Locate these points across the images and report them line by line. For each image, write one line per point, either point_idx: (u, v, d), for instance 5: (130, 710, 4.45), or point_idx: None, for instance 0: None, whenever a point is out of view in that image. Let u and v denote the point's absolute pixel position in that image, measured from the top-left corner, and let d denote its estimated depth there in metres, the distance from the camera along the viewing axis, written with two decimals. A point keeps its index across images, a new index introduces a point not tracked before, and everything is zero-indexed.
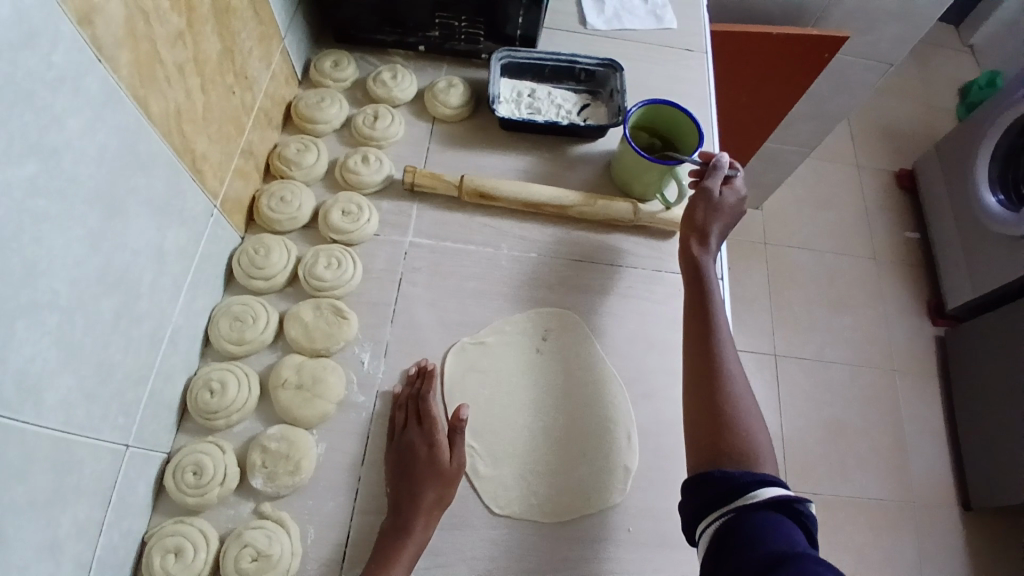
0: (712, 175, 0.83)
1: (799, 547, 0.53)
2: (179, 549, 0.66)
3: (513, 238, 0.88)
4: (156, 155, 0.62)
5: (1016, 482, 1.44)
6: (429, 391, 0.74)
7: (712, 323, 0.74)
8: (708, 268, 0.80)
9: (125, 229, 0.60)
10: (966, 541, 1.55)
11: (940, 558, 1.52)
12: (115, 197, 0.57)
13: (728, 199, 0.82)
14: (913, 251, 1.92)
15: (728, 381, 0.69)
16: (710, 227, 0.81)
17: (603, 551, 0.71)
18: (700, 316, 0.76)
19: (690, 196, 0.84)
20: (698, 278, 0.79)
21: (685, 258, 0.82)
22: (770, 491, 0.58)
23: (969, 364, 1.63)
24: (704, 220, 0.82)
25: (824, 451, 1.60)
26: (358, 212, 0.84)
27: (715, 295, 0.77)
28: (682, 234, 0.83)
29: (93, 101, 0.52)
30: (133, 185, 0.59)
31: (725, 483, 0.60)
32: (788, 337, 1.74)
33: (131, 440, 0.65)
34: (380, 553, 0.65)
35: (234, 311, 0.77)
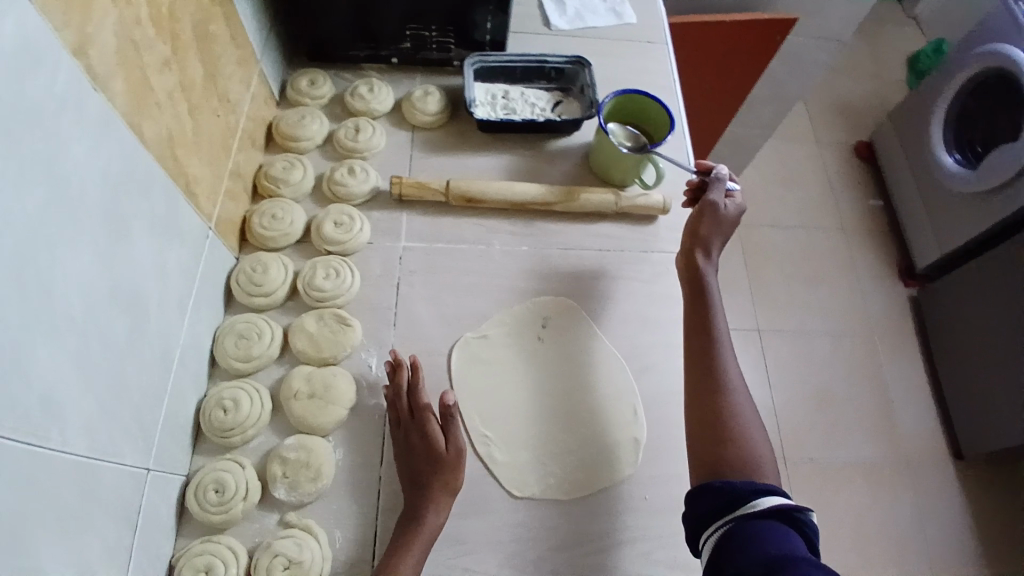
0: (712, 191, 0.85)
1: (797, 552, 0.56)
2: (210, 568, 0.66)
3: (503, 234, 0.90)
4: (152, 178, 0.64)
5: (1000, 425, 1.51)
6: (415, 380, 0.75)
7: (715, 338, 0.76)
8: (709, 280, 0.82)
9: (130, 253, 0.61)
10: (960, 489, 1.60)
11: (937, 508, 1.57)
12: (117, 222, 0.58)
13: (729, 211, 0.84)
14: (879, 218, 2.00)
15: (728, 390, 0.72)
16: (714, 240, 0.83)
17: (621, 521, 0.74)
18: (703, 329, 0.78)
19: (698, 208, 0.86)
20: (697, 292, 0.81)
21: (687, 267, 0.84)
22: (771, 501, 0.61)
23: (944, 320, 1.71)
24: (703, 234, 0.84)
25: (815, 418, 1.65)
26: (350, 222, 0.86)
27: (716, 307, 0.79)
28: (686, 245, 0.84)
29: (94, 128, 0.54)
30: (133, 210, 0.61)
31: (726, 493, 0.63)
32: (770, 313, 1.79)
33: (152, 463, 0.66)
34: (397, 545, 0.67)
35: (239, 329, 0.78)
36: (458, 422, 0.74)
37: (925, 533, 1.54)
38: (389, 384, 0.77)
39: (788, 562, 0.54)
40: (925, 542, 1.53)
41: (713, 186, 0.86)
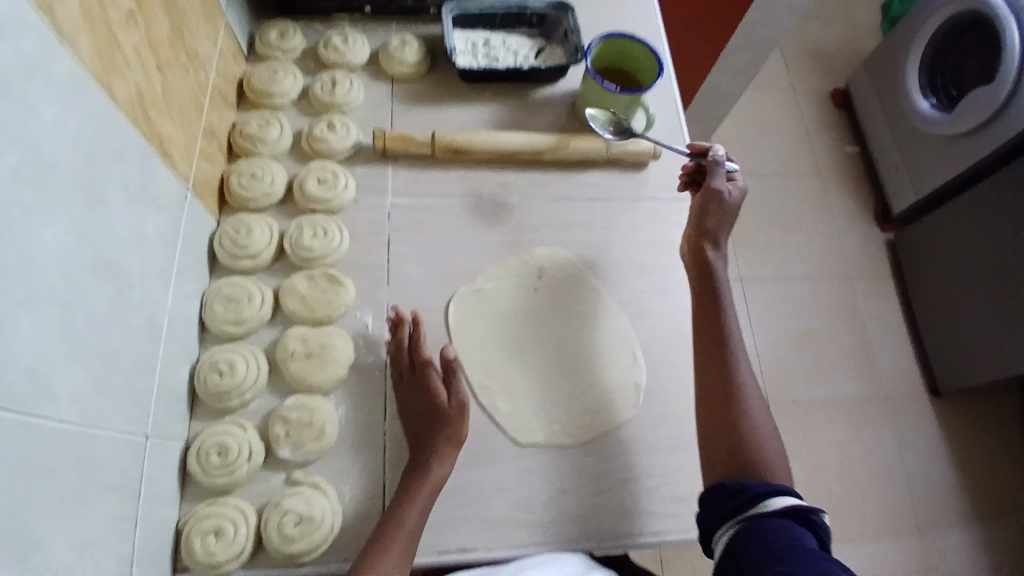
0: (713, 176, 0.83)
1: (810, 546, 0.54)
2: (219, 530, 0.66)
3: (491, 186, 0.89)
4: (126, 141, 0.61)
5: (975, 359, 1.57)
6: (416, 334, 0.75)
7: (728, 334, 0.74)
8: (719, 273, 0.80)
9: (106, 218, 0.58)
10: (937, 421, 1.66)
11: (914, 439, 1.64)
12: (92, 186, 0.56)
13: (734, 197, 0.83)
14: (855, 164, 2.01)
15: (742, 379, 0.71)
16: (721, 232, 0.82)
17: (623, 461, 0.76)
18: (714, 323, 0.76)
19: (702, 197, 0.84)
20: (707, 280, 0.79)
21: (696, 261, 0.82)
22: (783, 500, 0.59)
23: (920, 261, 1.74)
24: (709, 225, 0.82)
25: (796, 359, 1.70)
26: (334, 179, 0.84)
27: (727, 302, 0.77)
28: (693, 237, 0.83)
29: (62, 90, 0.51)
30: (107, 174, 0.58)
31: (739, 494, 0.61)
32: (753, 261, 1.81)
33: (149, 432, 0.65)
34: (402, 495, 0.67)
35: (227, 293, 0.77)
36: (459, 374, 0.74)
37: (905, 463, 1.60)
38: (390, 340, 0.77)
39: (801, 554, 0.52)
40: (907, 472, 1.59)
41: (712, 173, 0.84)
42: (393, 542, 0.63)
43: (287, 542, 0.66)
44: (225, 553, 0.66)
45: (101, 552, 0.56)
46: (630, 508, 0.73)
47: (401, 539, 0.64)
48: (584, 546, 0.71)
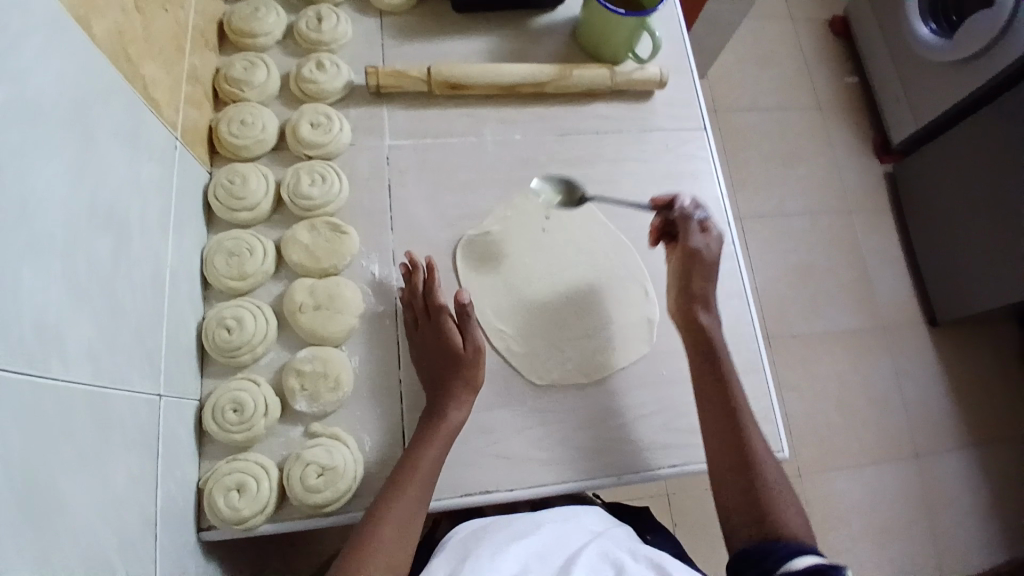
0: (687, 235, 0.75)
1: None
2: (241, 485, 0.66)
3: (493, 122, 0.85)
4: (109, 83, 0.57)
5: (979, 291, 1.47)
6: (431, 280, 0.73)
7: (731, 398, 0.69)
8: (714, 332, 0.73)
9: (98, 165, 0.55)
10: (937, 354, 1.57)
11: (916, 373, 1.55)
12: (81, 131, 0.52)
13: (713, 249, 0.76)
14: (855, 95, 1.88)
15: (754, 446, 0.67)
16: (709, 291, 0.75)
17: (640, 396, 0.76)
18: (716, 390, 0.69)
19: (681, 259, 0.76)
20: (708, 346, 0.72)
21: (688, 324, 0.74)
22: (805, 559, 0.56)
23: (920, 190, 1.63)
24: (701, 285, 0.75)
25: (796, 293, 1.59)
26: (328, 122, 0.80)
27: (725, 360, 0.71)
28: (683, 301, 0.75)
29: (36, 24, 0.47)
30: (95, 119, 0.55)
31: (764, 557, 0.58)
32: (749, 196, 1.69)
33: (162, 390, 0.63)
34: (418, 440, 0.67)
35: (227, 247, 0.74)
36: (474, 320, 0.73)
37: (903, 393, 1.52)
38: (404, 288, 0.76)
39: None
40: (905, 402, 1.51)
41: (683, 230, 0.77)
42: (409, 486, 0.63)
43: (312, 493, 0.66)
44: (251, 507, 0.66)
45: (127, 508, 0.55)
46: (650, 441, 0.74)
47: (417, 483, 0.64)
48: (606, 480, 0.71)
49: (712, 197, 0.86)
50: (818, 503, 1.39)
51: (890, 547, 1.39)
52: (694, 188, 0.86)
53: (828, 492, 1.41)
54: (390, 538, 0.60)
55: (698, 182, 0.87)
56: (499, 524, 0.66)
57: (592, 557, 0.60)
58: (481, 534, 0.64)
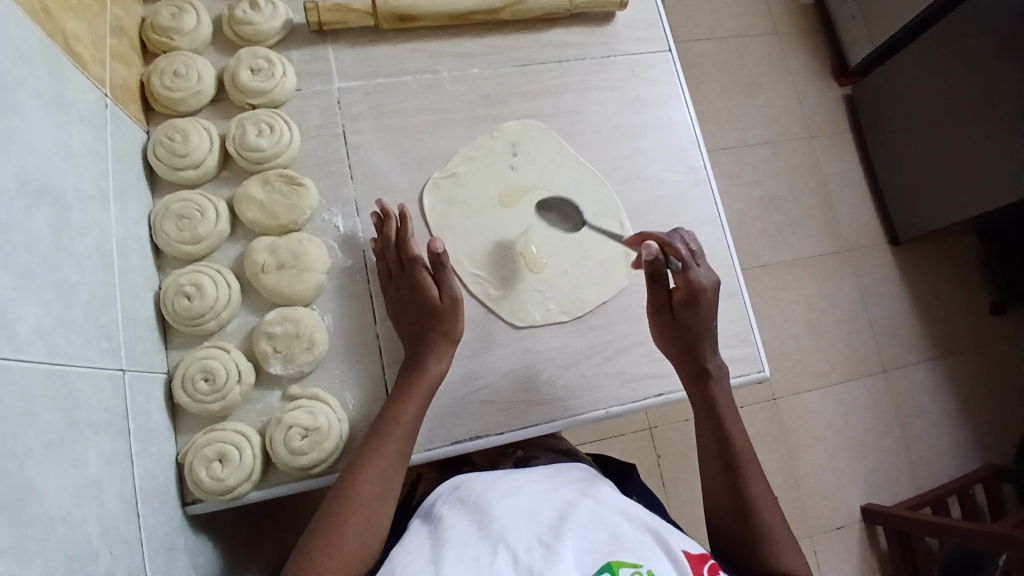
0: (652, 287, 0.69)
1: None
2: (223, 455, 0.64)
3: (448, 57, 0.80)
4: (22, 35, 0.51)
5: (937, 209, 1.49)
6: (404, 229, 0.69)
7: (730, 444, 0.67)
8: (717, 389, 0.69)
9: (19, 127, 0.49)
10: (899, 271, 1.61)
11: (880, 291, 1.59)
12: None
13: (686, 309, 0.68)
14: (810, 17, 1.78)
15: (753, 492, 0.65)
16: (697, 352, 0.69)
17: (622, 330, 0.75)
18: (715, 436, 0.68)
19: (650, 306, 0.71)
20: (716, 420, 0.68)
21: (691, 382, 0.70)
22: None
23: (881, 109, 1.61)
24: (702, 358, 0.69)
25: (763, 224, 1.58)
26: (269, 67, 0.74)
27: (727, 408, 0.69)
28: (674, 361, 0.71)
29: None
30: (10, 76, 0.49)
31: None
32: (714, 127, 1.62)
33: (125, 365, 0.60)
34: (398, 393, 0.65)
35: (175, 209, 0.69)
36: (450, 269, 0.69)
37: (869, 311, 1.57)
38: (375, 239, 0.72)
39: None
40: (872, 320, 1.56)
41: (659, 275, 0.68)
42: (390, 439, 0.62)
43: (297, 456, 0.64)
44: (235, 477, 0.64)
45: (106, 492, 0.53)
46: (635, 373, 0.74)
47: (399, 436, 0.62)
48: (593, 415, 0.72)
49: (681, 121, 0.84)
50: (794, 424, 1.44)
51: (863, 457, 1.46)
52: (662, 112, 0.84)
53: (803, 413, 1.46)
54: (371, 493, 0.59)
55: (666, 106, 0.84)
56: (485, 480, 0.64)
57: (585, 516, 0.58)
58: (469, 492, 0.62)
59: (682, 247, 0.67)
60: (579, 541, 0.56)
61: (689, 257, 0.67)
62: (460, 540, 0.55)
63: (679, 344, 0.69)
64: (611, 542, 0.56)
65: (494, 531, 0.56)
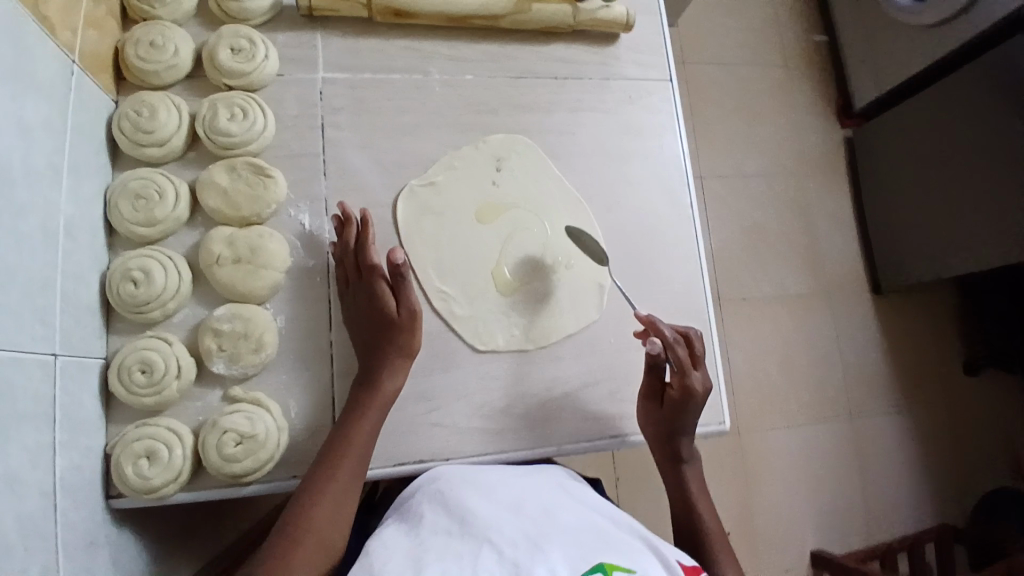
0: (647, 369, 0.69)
1: None
2: (152, 452, 0.61)
3: (441, 59, 0.77)
4: None
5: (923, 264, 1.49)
6: (365, 237, 0.66)
7: (687, 488, 0.71)
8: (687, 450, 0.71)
9: None
10: (878, 318, 1.61)
11: (856, 337, 1.58)
12: None
13: (674, 404, 0.68)
14: (820, 54, 1.76)
15: (708, 525, 0.69)
16: (676, 440, 0.69)
17: (588, 363, 0.73)
18: (676, 477, 0.71)
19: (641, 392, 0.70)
20: (677, 470, 0.71)
21: (660, 452, 0.71)
22: None
23: (877, 157, 1.60)
24: (679, 444, 0.70)
25: (749, 255, 1.56)
26: (251, 48, 0.70)
27: (693, 456, 0.72)
28: (653, 446, 0.71)
29: None
30: None
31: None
32: (712, 154, 1.60)
33: (58, 350, 0.56)
34: (352, 409, 0.62)
35: (133, 187, 0.65)
36: (410, 280, 0.66)
37: (843, 354, 1.56)
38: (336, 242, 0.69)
39: None
40: (844, 364, 1.56)
41: (658, 365, 0.69)
42: (344, 461, 0.59)
43: (230, 463, 0.61)
44: (162, 477, 0.61)
45: (25, 489, 0.50)
46: (596, 409, 0.72)
47: (353, 457, 0.60)
48: (547, 449, 0.69)
49: (673, 154, 0.82)
50: (756, 459, 1.44)
51: (820, 499, 1.46)
52: (656, 143, 0.81)
53: (767, 449, 1.45)
54: (326, 515, 0.57)
55: (660, 137, 0.82)
56: (465, 482, 0.61)
57: (572, 519, 0.56)
58: (449, 490, 0.59)
59: (683, 351, 0.68)
60: (570, 538, 0.53)
61: (687, 361, 0.68)
62: (441, 540, 0.52)
63: (662, 434, 0.70)
64: (601, 541, 0.54)
65: (476, 525, 0.53)
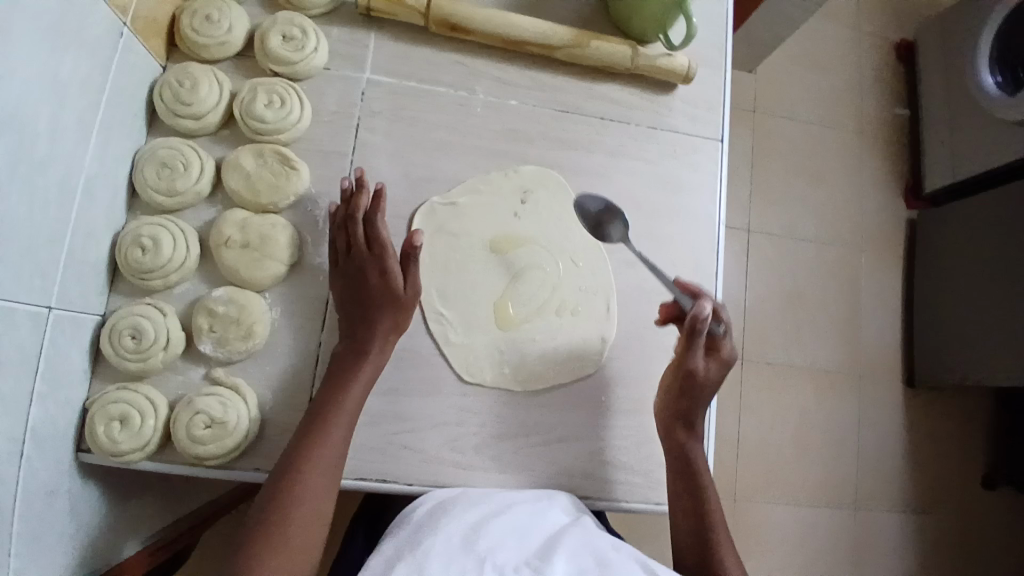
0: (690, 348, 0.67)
1: None
2: (125, 418, 0.61)
3: (488, 80, 0.76)
4: None
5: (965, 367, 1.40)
6: (374, 210, 0.65)
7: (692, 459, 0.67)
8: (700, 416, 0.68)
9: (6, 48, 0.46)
10: (905, 413, 1.52)
11: (878, 426, 1.50)
12: None
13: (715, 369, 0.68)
14: (899, 128, 1.67)
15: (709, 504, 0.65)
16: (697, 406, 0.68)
17: (574, 417, 0.70)
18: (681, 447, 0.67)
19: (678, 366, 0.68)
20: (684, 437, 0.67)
21: (677, 418, 0.68)
22: None
23: (935, 248, 1.51)
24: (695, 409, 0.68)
25: (782, 321, 1.50)
26: (302, 38, 0.70)
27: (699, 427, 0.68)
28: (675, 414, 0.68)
29: None
30: None
31: None
32: (765, 211, 1.54)
33: (53, 303, 0.57)
34: (342, 377, 0.61)
35: (161, 156, 0.66)
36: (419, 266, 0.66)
37: (860, 442, 1.48)
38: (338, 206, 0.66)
39: None
40: (860, 454, 1.47)
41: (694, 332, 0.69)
42: (332, 431, 0.59)
43: (195, 444, 0.61)
44: (130, 444, 0.61)
45: None
46: (572, 466, 0.69)
47: (342, 425, 0.59)
48: None
49: (707, 217, 0.78)
50: (749, 530, 1.38)
51: None
52: (691, 203, 0.78)
53: (762, 521, 1.39)
54: (315, 483, 0.57)
55: (697, 198, 0.78)
56: (472, 498, 0.61)
57: (574, 542, 0.56)
58: (456, 505, 0.60)
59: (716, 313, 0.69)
60: (568, 564, 0.53)
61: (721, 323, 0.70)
62: (445, 552, 0.53)
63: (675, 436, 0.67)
64: (599, 570, 0.53)
65: (480, 546, 0.54)
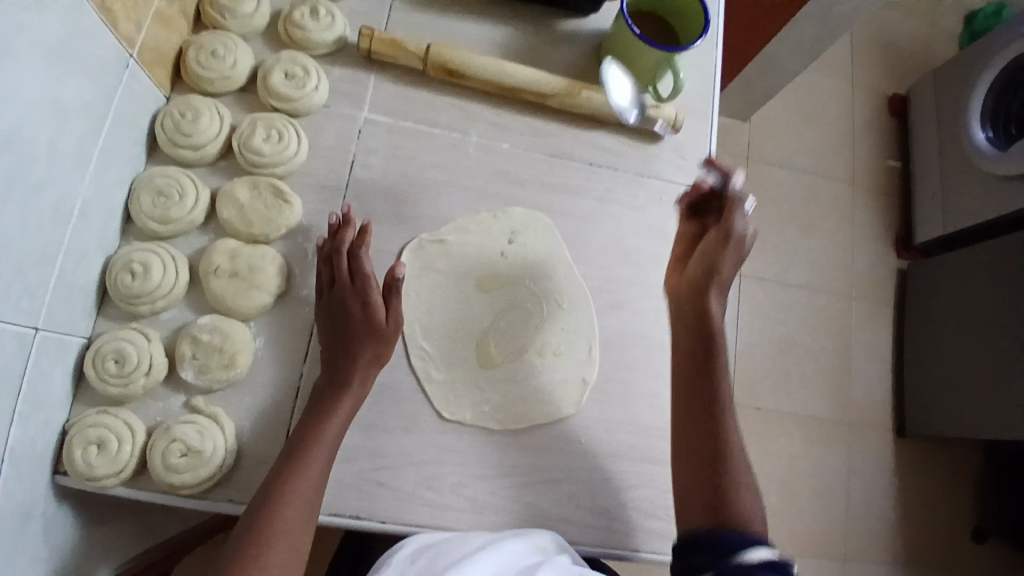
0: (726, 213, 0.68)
1: None
2: (102, 442, 0.61)
3: (482, 123, 0.78)
4: None
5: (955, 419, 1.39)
6: (358, 243, 0.67)
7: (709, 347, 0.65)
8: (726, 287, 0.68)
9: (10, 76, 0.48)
10: (895, 464, 1.51)
11: (868, 476, 1.49)
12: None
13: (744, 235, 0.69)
14: (891, 179, 1.70)
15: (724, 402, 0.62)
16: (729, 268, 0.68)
17: (552, 459, 0.70)
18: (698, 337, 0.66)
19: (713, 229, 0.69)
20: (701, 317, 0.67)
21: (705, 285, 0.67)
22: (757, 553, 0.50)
23: (924, 298, 1.52)
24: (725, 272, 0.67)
25: (772, 366, 1.50)
26: (303, 76, 0.72)
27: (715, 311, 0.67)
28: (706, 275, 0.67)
29: None
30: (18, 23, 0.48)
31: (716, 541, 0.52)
32: (757, 256, 1.57)
33: (40, 324, 0.57)
34: (318, 412, 0.62)
35: (157, 184, 0.67)
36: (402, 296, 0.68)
37: (849, 491, 1.47)
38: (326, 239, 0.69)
39: None
40: (848, 504, 1.46)
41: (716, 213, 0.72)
42: (311, 464, 0.59)
43: (169, 472, 0.61)
44: (105, 469, 0.60)
45: None
46: (548, 510, 0.68)
47: (320, 461, 0.59)
48: None
49: None
50: None
51: None
52: None
53: None
54: (291, 521, 0.56)
55: None
56: (454, 541, 0.61)
57: None
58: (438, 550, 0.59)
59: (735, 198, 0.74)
60: None
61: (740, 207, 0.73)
62: None
63: (695, 393, 0.64)
64: None
65: None
